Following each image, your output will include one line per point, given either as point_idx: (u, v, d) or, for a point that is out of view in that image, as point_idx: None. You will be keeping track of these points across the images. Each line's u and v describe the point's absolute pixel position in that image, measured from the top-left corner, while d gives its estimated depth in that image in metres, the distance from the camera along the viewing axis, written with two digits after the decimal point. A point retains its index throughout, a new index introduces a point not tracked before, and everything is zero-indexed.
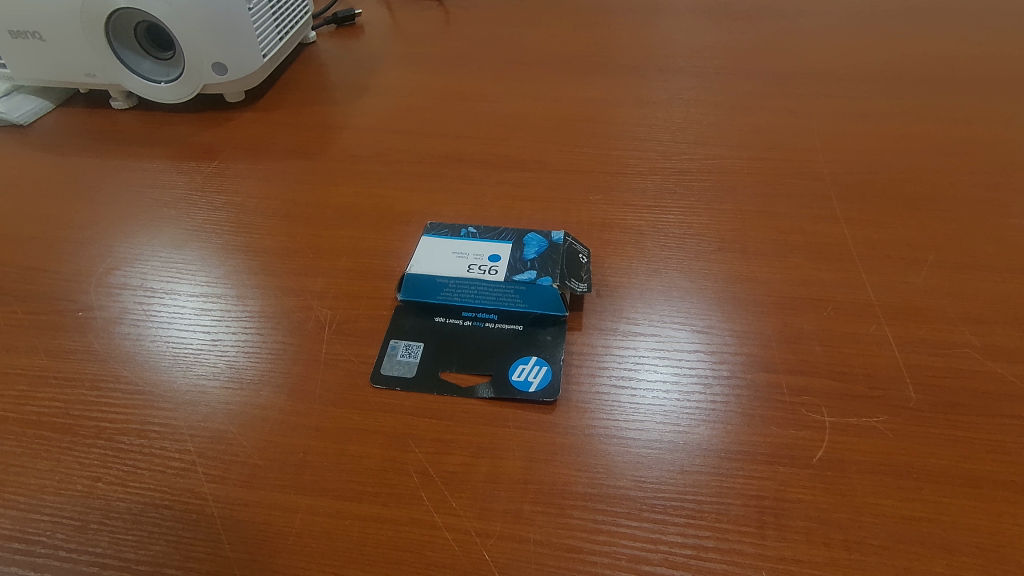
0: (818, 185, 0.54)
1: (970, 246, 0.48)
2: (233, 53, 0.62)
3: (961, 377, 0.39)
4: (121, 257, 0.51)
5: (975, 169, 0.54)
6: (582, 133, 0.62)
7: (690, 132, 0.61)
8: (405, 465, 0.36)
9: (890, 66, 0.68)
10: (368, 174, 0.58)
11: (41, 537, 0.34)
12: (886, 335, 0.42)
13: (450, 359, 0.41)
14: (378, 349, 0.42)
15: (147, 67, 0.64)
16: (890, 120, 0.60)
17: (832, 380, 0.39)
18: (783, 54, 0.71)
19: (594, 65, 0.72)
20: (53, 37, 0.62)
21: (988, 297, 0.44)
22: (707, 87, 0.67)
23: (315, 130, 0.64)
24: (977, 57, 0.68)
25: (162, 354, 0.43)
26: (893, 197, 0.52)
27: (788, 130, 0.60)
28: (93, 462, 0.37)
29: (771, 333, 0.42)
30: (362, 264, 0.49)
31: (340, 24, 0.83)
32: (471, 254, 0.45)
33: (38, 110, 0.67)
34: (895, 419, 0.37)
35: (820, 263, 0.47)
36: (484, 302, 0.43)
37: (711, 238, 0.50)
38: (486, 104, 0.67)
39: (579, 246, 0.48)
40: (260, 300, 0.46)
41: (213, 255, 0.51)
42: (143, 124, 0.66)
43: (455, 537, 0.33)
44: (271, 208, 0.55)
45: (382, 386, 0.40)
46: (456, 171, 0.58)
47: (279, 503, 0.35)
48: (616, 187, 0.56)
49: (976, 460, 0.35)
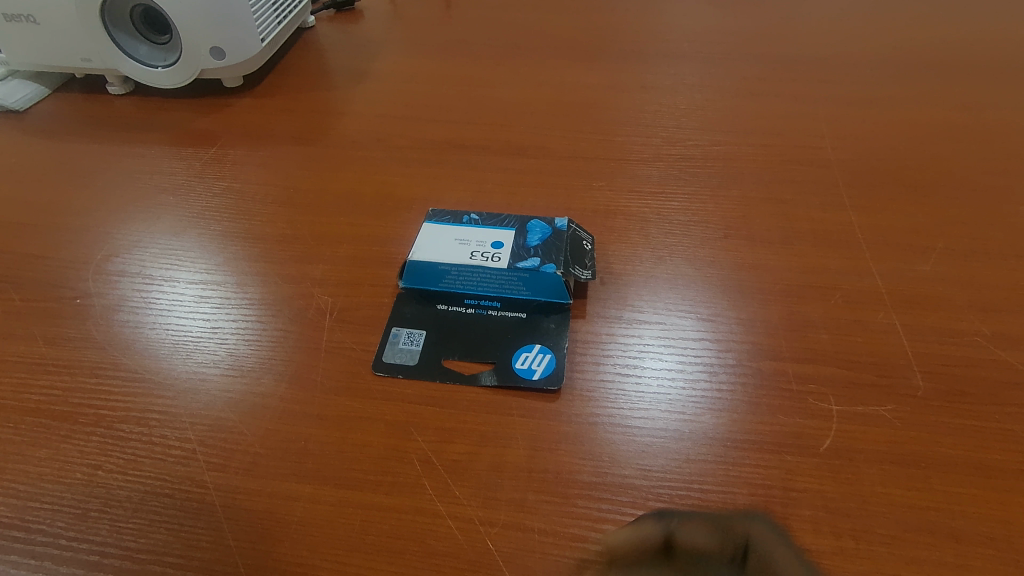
0: (825, 172, 0.53)
1: (979, 234, 0.47)
2: (231, 38, 0.61)
3: (971, 366, 0.39)
4: (119, 244, 0.50)
5: (984, 156, 0.53)
6: (585, 119, 0.61)
7: (695, 118, 0.60)
8: (407, 454, 0.36)
9: (899, 51, 0.66)
10: (368, 160, 0.57)
11: (41, 525, 0.34)
12: (894, 323, 0.41)
13: (453, 346, 0.41)
14: (380, 336, 0.42)
15: (144, 52, 0.64)
16: (899, 106, 0.59)
17: (840, 369, 0.39)
18: (789, 39, 0.70)
19: (596, 51, 0.71)
20: (49, 21, 0.61)
21: (998, 285, 0.43)
22: (712, 72, 0.66)
23: (315, 115, 0.63)
24: (985, 42, 0.67)
25: (162, 342, 0.43)
26: (901, 184, 0.51)
27: (795, 116, 0.59)
28: (93, 449, 0.37)
29: (777, 320, 0.42)
30: (362, 251, 0.48)
31: (339, 9, 0.82)
32: (474, 241, 0.45)
33: (34, 95, 0.66)
34: (903, 407, 0.37)
35: (828, 251, 0.46)
36: (486, 290, 0.43)
37: (716, 225, 0.49)
38: (488, 89, 0.66)
39: (582, 234, 0.47)
40: (260, 287, 0.46)
41: (212, 243, 0.50)
42: (140, 110, 0.66)
43: (458, 526, 0.33)
44: (271, 195, 0.54)
45: (384, 374, 0.40)
46: (457, 158, 0.57)
47: (281, 492, 0.34)
48: (621, 173, 0.55)
49: (985, 449, 0.35)
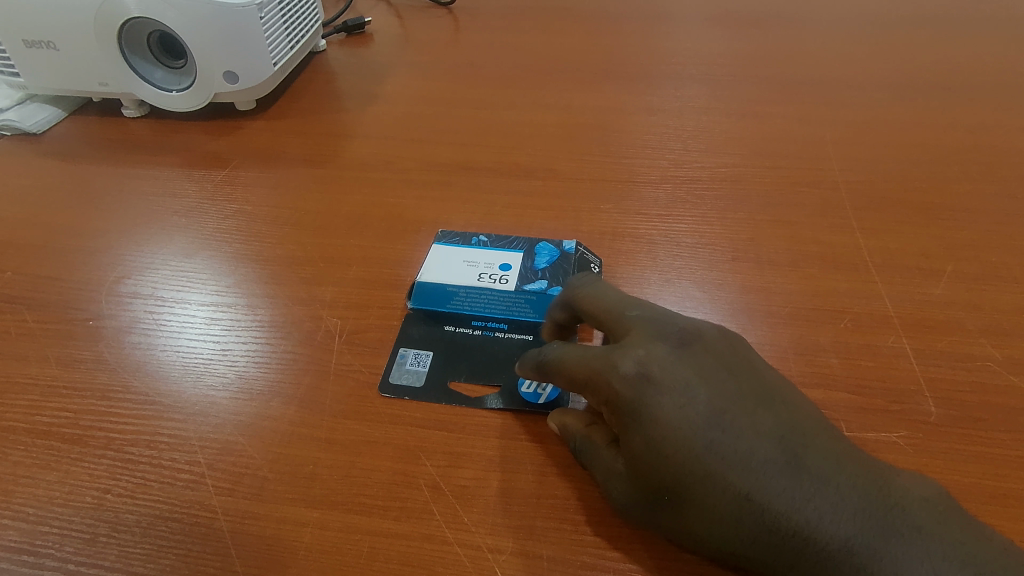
0: (832, 194, 0.53)
1: (989, 257, 0.47)
2: (244, 62, 0.63)
3: (983, 392, 0.38)
4: (132, 266, 0.51)
5: (992, 178, 0.53)
6: (591, 141, 0.62)
7: (701, 140, 0.61)
8: (416, 479, 0.36)
9: (904, 74, 0.67)
10: (378, 182, 0.58)
11: (50, 550, 0.34)
12: (905, 347, 0.41)
13: (460, 368, 0.41)
14: (388, 358, 0.42)
15: (159, 77, 0.65)
16: (905, 128, 0.60)
17: (850, 395, 0.39)
18: (794, 62, 0.71)
19: (603, 73, 0.72)
20: (68, 47, 0.63)
21: (1009, 309, 0.43)
22: (718, 95, 0.67)
23: (325, 138, 0.64)
24: (990, 64, 0.68)
25: (172, 364, 0.43)
26: (909, 207, 0.51)
27: (801, 138, 0.60)
28: (102, 473, 0.37)
29: (786, 344, 0.42)
30: (371, 273, 0.49)
31: (350, 32, 0.83)
32: (482, 263, 0.47)
33: (51, 118, 0.68)
34: (916, 434, 0.37)
35: (835, 274, 0.46)
36: (493, 311, 0.43)
37: (724, 248, 0.49)
38: (496, 111, 0.67)
39: (591, 256, 0.48)
40: (270, 308, 0.46)
41: (224, 264, 0.51)
42: (154, 133, 0.67)
43: (467, 553, 0.32)
44: (281, 216, 0.55)
45: (390, 396, 0.40)
46: (466, 180, 0.58)
47: (289, 517, 0.34)
48: (627, 196, 0.55)
49: (1000, 478, 0.34)
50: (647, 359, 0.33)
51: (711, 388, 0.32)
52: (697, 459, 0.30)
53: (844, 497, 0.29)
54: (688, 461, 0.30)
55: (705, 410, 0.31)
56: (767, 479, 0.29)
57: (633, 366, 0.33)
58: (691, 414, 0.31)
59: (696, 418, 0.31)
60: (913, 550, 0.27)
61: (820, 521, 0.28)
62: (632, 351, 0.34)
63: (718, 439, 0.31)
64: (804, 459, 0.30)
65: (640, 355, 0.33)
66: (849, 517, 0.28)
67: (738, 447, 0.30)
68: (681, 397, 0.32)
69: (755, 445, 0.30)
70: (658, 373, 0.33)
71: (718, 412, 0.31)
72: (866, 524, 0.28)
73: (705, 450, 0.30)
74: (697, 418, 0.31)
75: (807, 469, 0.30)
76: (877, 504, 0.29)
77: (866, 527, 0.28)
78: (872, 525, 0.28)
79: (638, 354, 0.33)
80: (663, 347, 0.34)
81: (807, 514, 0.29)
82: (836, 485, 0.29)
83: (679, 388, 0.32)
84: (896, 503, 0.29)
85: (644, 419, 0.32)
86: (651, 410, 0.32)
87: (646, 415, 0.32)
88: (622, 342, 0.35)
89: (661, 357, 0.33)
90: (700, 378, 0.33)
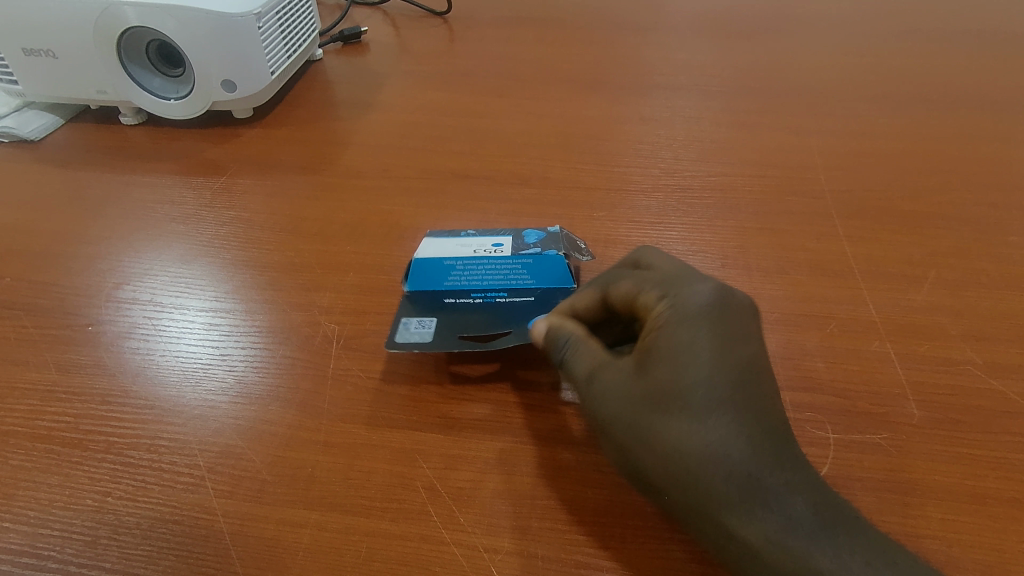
0: (818, 203, 0.55)
1: (970, 264, 0.48)
2: (242, 71, 0.63)
3: (963, 395, 0.40)
4: (130, 272, 0.51)
5: (974, 187, 0.55)
6: (585, 150, 0.63)
7: (692, 149, 0.62)
8: (413, 481, 0.36)
9: (889, 85, 0.69)
10: (375, 190, 0.59)
11: (50, 552, 0.34)
12: (888, 352, 0.42)
13: (466, 324, 0.42)
14: (391, 324, 0.43)
15: (157, 85, 0.66)
16: (890, 138, 0.61)
17: (836, 398, 0.40)
18: (782, 73, 0.72)
19: (596, 83, 0.73)
20: (67, 55, 0.63)
21: (989, 314, 0.44)
22: (708, 105, 0.68)
23: (322, 146, 0.65)
24: (972, 76, 0.69)
25: (171, 369, 0.43)
26: (893, 215, 0.53)
27: (789, 148, 0.61)
28: (103, 476, 0.37)
29: (774, 349, 0.43)
30: (368, 279, 0.50)
31: (347, 41, 0.84)
32: (474, 242, 0.47)
33: (49, 126, 0.68)
34: (898, 435, 0.38)
35: (822, 281, 0.48)
36: (492, 280, 0.44)
37: (713, 255, 0.51)
38: (491, 120, 0.68)
39: (575, 235, 0.51)
40: (268, 314, 0.47)
41: (222, 271, 0.51)
42: (152, 140, 0.67)
43: (463, 553, 0.33)
44: (279, 224, 0.56)
45: (401, 349, 0.41)
46: (462, 188, 0.59)
47: (289, 519, 0.35)
48: (620, 204, 0.56)
49: (979, 478, 0.36)
50: (725, 300, 0.34)
51: (759, 349, 0.33)
52: (726, 385, 0.30)
53: (809, 482, 0.29)
54: (718, 383, 0.30)
55: (748, 356, 0.31)
56: (762, 432, 0.29)
57: (711, 296, 0.33)
58: (741, 352, 0.31)
59: (743, 356, 0.31)
60: (854, 536, 0.28)
61: (786, 490, 0.28)
62: (712, 285, 0.34)
63: (751, 382, 0.30)
64: (791, 440, 0.30)
65: (720, 292, 0.34)
66: (809, 496, 0.29)
67: (757, 397, 0.30)
68: (739, 336, 0.32)
69: (769, 408, 0.30)
70: (731, 312, 0.33)
71: (759, 366, 0.31)
72: (821, 506, 0.28)
73: (734, 382, 0.30)
74: (742, 359, 0.31)
75: (791, 449, 0.30)
76: (829, 498, 0.29)
77: (819, 508, 0.28)
78: (826, 509, 0.28)
79: (715, 290, 0.34)
80: (736, 298, 0.34)
81: (780, 479, 0.29)
82: (804, 473, 0.30)
83: (739, 330, 0.32)
84: (839, 503, 0.29)
85: (699, 330, 0.32)
86: (709, 330, 0.32)
87: (702, 330, 0.32)
88: (700, 280, 0.35)
89: (733, 303, 0.34)
90: (754, 335, 0.33)
